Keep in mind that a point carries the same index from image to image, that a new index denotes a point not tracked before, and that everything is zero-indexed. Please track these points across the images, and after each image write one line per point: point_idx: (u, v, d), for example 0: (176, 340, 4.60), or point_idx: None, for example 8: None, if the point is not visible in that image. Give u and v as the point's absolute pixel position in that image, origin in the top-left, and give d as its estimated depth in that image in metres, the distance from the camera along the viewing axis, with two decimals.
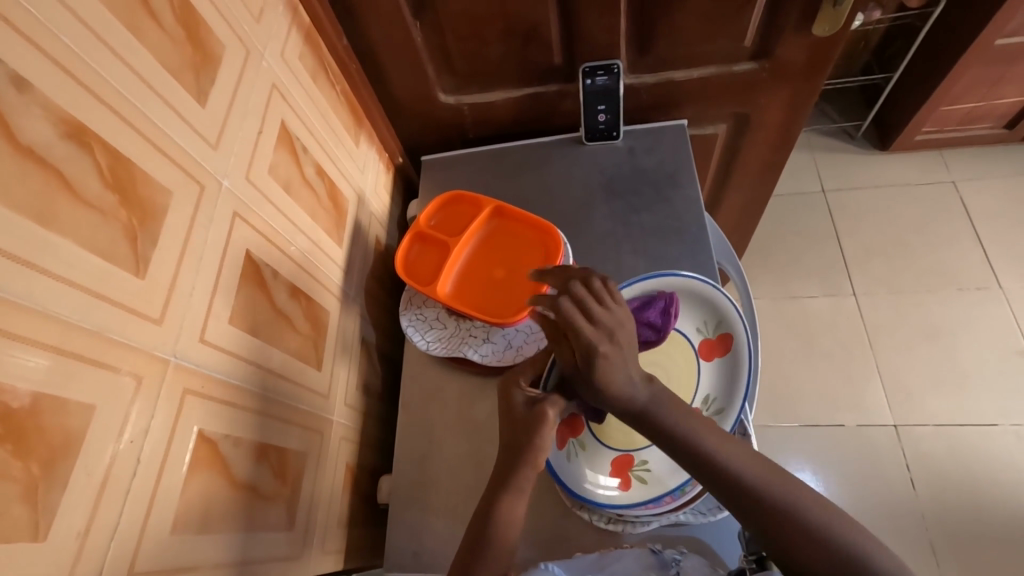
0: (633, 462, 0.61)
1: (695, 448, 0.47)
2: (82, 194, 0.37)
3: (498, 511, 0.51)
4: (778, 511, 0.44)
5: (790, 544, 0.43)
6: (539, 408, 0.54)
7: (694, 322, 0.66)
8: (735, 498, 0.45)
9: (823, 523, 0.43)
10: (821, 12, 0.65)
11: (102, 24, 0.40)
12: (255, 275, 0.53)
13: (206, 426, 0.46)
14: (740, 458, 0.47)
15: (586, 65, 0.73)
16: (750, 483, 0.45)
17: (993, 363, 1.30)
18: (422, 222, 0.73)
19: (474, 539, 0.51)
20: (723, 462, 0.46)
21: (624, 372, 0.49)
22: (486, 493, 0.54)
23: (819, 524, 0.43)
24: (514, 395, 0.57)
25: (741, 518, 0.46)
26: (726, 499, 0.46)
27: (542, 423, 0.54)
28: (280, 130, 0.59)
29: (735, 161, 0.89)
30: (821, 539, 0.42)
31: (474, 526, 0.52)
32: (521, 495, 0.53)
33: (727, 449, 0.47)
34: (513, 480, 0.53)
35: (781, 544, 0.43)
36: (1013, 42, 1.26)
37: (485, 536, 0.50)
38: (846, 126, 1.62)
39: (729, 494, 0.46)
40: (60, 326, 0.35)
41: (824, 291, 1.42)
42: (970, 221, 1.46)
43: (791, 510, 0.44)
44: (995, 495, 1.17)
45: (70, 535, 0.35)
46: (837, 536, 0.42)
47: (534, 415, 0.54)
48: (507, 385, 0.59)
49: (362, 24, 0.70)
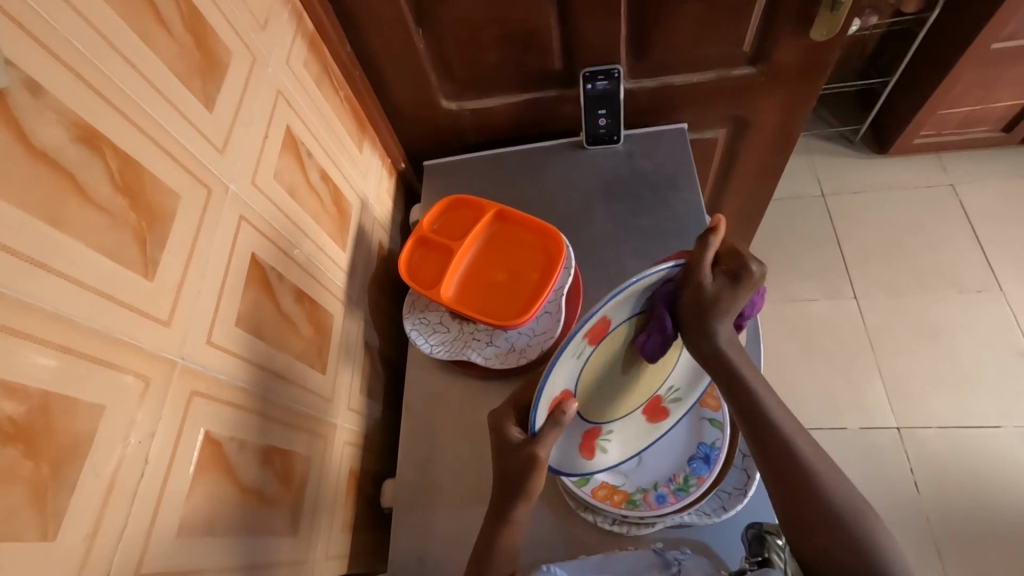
0: (663, 397, 0.58)
1: (756, 403, 0.50)
2: (93, 197, 0.38)
3: (503, 534, 0.53)
4: (817, 486, 0.47)
5: (818, 515, 0.46)
6: (528, 451, 0.50)
7: None
8: (778, 459, 0.48)
9: (852, 506, 0.47)
10: (819, 17, 0.66)
11: (113, 30, 0.40)
12: (260, 279, 0.54)
13: (212, 429, 0.46)
14: (793, 428, 0.50)
15: (587, 70, 0.74)
16: (799, 454, 0.48)
17: (994, 364, 1.30)
18: (425, 226, 0.74)
19: (480, 556, 0.52)
20: (779, 425, 0.49)
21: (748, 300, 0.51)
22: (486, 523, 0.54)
23: (850, 507, 0.47)
24: (508, 433, 0.53)
25: (776, 485, 0.48)
26: (766, 458, 0.49)
27: (534, 467, 0.50)
28: (285, 135, 0.60)
29: (735, 164, 0.89)
30: (848, 521, 0.46)
31: (477, 547, 0.53)
32: (518, 522, 0.53)
33: (781, 413, 0.50)
34: (508, 511, 0.53)
35: (808, 515, 0.47)
36: (1010, 46, 1.27)
37: (489, 558, 0.52)
38: (845, 130, 1.63)
39: (776, 456, 0.49)
40: (70, 327, 0.35)
41: (824, 293, 1.43)
42: (970, 224, 1.47)
43: (822, 485, 0.47)
44: (1000, 497, 1.17)
45: (78, 537, 0.35)
46: (860, 521, 0.46)
47: (525, 459, 0.50)
48: (500, 423, 0.55)
49: (365, 31, 0.71)
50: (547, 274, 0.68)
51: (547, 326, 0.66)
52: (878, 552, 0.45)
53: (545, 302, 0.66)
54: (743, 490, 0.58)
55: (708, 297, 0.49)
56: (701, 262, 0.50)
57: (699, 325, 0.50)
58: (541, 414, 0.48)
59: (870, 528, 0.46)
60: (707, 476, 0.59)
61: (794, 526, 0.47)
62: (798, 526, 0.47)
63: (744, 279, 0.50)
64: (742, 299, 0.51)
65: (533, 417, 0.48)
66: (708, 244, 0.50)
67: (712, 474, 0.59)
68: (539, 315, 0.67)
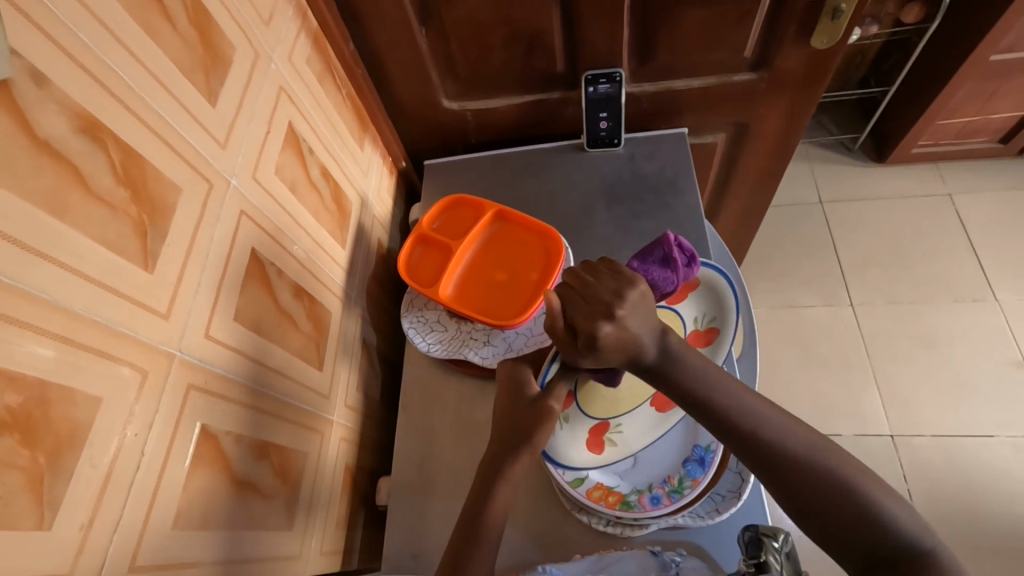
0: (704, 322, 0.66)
1: (712, 402, 0.48)
2: (95, 189, 0.38)
3: (496, 492, 0.52)
4: (799, 469, 0.45)
5: (811, 496, 0.44)
6: (542, 403, 0.55)
7: (693, 311, 0.67)
8: (754, 451, 0.46)
9: (843, 475, 0.45)
10: (820, 24, 0.66)
11: (118, 23, 0.40)
12: (259, 274, 0.54)
13: (209, 423, 0.46)
14: (759, 409, 0.47)
15: (589, 73, 0.74)
16: (768, 441, 0.46)
17: (989, 373, 1.30)
18: (425, 224, 0.74)
19: (468, 523, 0.51)
20: (740, 418, 0.47)
21: (635, 338, 0.49)
22: (473, 495, 0.53)
23: (840, 477, 0.44)
24: (524, 381, 0.57)
25: (760, 475, 0.47)
26: (744, 451, 0.47)
27: (545, 419, 0.54)
28: (288, 131, 0.60)
29: (734, 170, 0.90)
30: (844, 494, 0.44)
31: (467, 517, 0.52)
32: (508, 484, 0.53)
33: (741, 400, 0.48)
34: (504, 474, 0.53)
35: (870, 548, 0.43)
36: (1008, 58, 1.28)
37: (478, 521, 0.51)
38: (844, 138, 1.64)
39: (750, 451, 0.47)
40: (70, 317, 0.35)
41: (821, 300, 1.43)
42: (966, 234, 1.47)
43: (805, 463, 0.45)
44: (993, 505, 1.17)
45: (73, 528, 0.35)
46: (855, 489, 0.44)
47: (540, 411, 0.54)
48: (513, 369, 0.59)
49: (369, 31, 0.71)
50: (547, 274, 0.68)
51: (545, 326, 0.67)
52: (878, 520, 0.43)
53: (544, 302, 0.67)
54: (738, 492, 0.58)
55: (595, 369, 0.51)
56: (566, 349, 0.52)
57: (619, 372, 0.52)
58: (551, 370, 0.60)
59: (886, 502, 0.44)
60: (701, 478, 0.59)
61: (865, 566, 0.43)
62: (874, 563, 0.43)
63: (600, 345, 0.48)
64: (628, 336, 0.49)
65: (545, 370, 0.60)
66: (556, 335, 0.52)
67: (706, 476, 0.59)
68: (537, 315, 0.67)
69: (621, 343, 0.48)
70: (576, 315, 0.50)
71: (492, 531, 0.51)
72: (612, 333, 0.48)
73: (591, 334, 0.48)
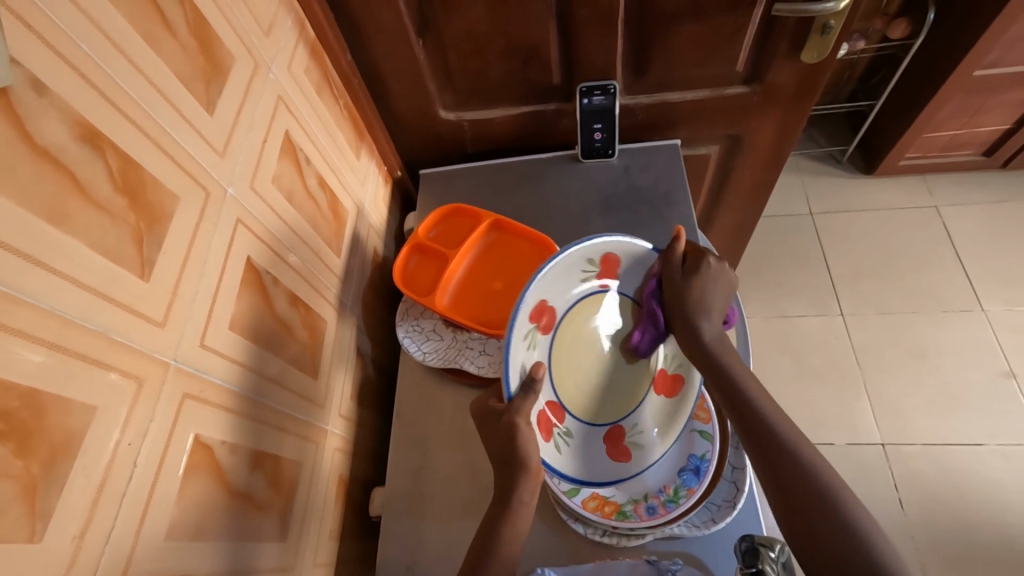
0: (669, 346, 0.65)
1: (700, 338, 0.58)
2: (94, 197, 0.38)
3: (510, 518, 0.53)
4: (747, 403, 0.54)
5: (751, 422, 0.53)
6: (508, 420, 0.54)
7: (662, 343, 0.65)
8: (721, 383, 0.55)
9: (776, 418, 0.52)
10: (810, 40, 0.67)
11: (119, 32, 0.41)
12: (255, 282, 0.53)
13: (204, 432, 0.46)
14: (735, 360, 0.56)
15: (584, 84, 0.75)
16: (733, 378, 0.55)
17: (977, 383, 1.32)
18: (421, 233, 0.74)
19: (482, 546, 0.53)
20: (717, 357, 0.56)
21: (717, 286, 0.60)
22: (486, 519, 0.54)
23: (773, 418, 0.52)
24: (489, 405, 0.57)
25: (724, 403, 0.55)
26: (716, 385, 0.56)
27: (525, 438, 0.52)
28: (285, 140, 0.60)
29: (728, 181, 0.91)
30: (772, 428, 0.52)
31: (477, 544, 0.53)
32: (521, 506, 0.54)
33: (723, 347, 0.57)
34: (513, 496, 0.53)
35: (789, 478, 0.49)
36: (992, 74, 1.31)
37: (492, 547, 0.52)
38: (833, 150, 1.66)
39: (718, 385, 0.56)
40: (66, 326, 0.35)
41: (812, 310, 1.45)
42: (954, 245, 1.50)
43: (754, 401, 0.54)
44: (983, 513, 1.18)
45: (66, 539, 0.35)
46: (782, 429, 0.52)
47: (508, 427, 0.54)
48: (480, 403, 0.59)
49: (367, 43, 0.71)
50: None
51: None
52: (797, 455, 0.50)
53: None
54: (733, 502, 0.59)
55: (681, 290, 0.59)
56: (671, 260, 0.61)
57: (680, 312, 0.59)
58: (514, 380, 0.54)
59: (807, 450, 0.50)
60: (697, 487, 0.59)
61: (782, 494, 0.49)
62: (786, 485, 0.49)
63: (702, 269, 0.59)
64: (710, 283, 0.59)
65: (506, 382, 0.54)
66: (674, 248, 0.61)
67: (702, 485, 0.59)
68: None
69: (708, 293, 0.59)
70: (695, 246, 0.62)
71: (506, 555, 0.53)
72: (714, 265, 0.60)
73: (703, 257, 0.60)
